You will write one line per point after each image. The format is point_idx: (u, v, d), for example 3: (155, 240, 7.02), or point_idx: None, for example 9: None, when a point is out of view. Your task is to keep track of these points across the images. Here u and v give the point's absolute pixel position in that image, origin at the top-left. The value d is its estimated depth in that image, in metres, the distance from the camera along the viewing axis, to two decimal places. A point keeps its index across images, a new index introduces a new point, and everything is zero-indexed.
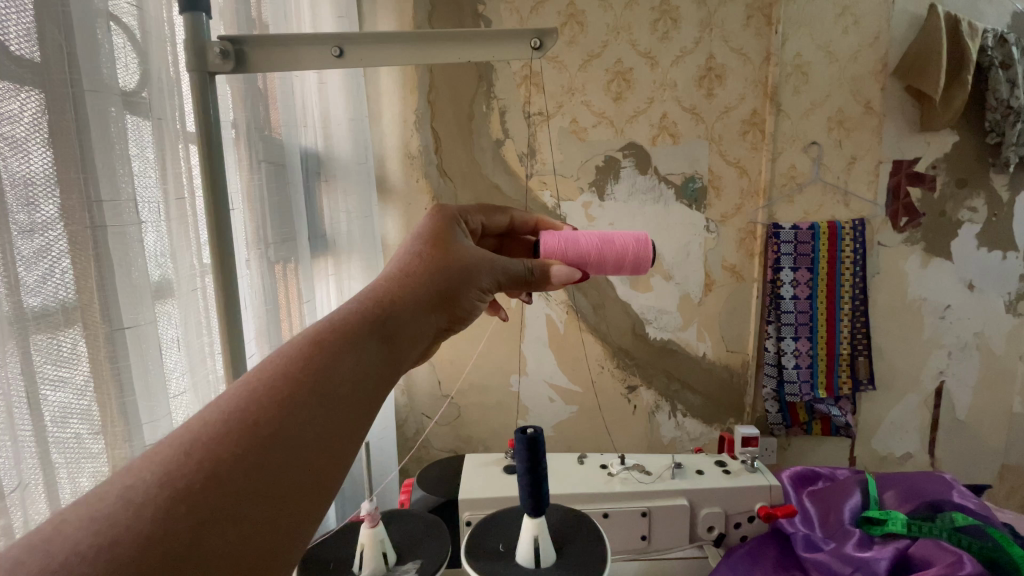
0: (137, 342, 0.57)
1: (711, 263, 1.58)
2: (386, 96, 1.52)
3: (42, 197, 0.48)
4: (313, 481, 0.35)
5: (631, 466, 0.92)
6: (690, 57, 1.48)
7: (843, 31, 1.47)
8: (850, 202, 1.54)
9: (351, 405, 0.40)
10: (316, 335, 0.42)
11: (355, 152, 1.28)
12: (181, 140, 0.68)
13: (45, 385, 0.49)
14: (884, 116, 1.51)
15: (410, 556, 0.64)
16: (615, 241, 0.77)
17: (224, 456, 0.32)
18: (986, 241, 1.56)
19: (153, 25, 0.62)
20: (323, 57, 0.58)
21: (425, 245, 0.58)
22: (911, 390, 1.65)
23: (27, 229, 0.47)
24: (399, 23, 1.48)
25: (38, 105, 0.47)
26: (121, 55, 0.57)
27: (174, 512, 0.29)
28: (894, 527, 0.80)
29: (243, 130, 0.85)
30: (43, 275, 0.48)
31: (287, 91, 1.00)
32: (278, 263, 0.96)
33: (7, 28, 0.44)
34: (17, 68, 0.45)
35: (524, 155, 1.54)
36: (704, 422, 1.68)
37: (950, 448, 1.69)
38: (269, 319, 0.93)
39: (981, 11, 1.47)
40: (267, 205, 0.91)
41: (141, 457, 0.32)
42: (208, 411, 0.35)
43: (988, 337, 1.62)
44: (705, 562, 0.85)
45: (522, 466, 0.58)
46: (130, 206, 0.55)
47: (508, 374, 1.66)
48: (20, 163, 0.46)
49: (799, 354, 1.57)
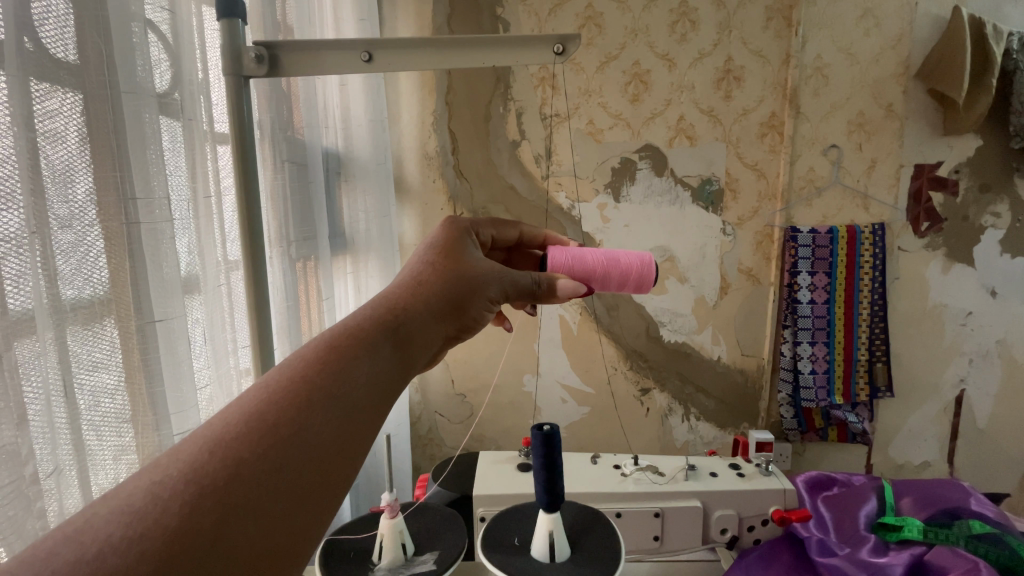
0: (167, 334, 0.58)
1: (728, 265, 1.57)
2: (406, 98, 1.54)
3: (80, 191, 0.50)
4: (327, 481, 0.36)
5: (644, 466, 0.92)
6: (709, 59, 1.47)
7: (864, 32, 1.45)
8: (870, 206, 1.52)
9: (363, 408, 0.41)
10: (331, 340, 0.43)
11: (375, 153, 1.30)
12: (208, 141, 0.70)
13: (81, 371, 0.51)
14: (905, 119, 1.48)
15: (428, 548, 0.66)
16: (620, 259, 0.78)
17: (246, 456, 0.34)
18: (1011, 247, 1.53)
19: (184, 28, 0.64)
20: (353, 62, 0.60)
21: (436, 255, 0.59)
22: (931, 397, 1.62)
23: (65, 223, 0.49)
24: (418, 27, 1.50)
25: (75, 103, 0.49)
26: (156, 60, 0.59)
27: (200, 507, 0.31)
28: (910, 533, 0.79)
29: (268, 131, 0.87)
30: (77, 267, 0.50)
31: (310, 91, 1.02)
32: (300, 260, 0.99)
33: (46, 31, 0.46)
34: (55, 69, 0.47)
35: (541, 156, 1.55)
36: (717, 425, 1.67)
37: (971, 458, 1.65)
38: (290, 316, 0.95)
39: (1005, 12, 1.44)
40: (290, 203, 0.93)
41: (167, 452, 0.34)
42: (231, 408, 0.37)
43: (1010, 345, 1.58)
44: (717, 565, 0.85)
45: (538, 462, 0.59)
46: (162, 204, 0.57)
47: (522, 374, 1.67)
48: (60, 158, 0.48)
49: (815, 359, 1.56)
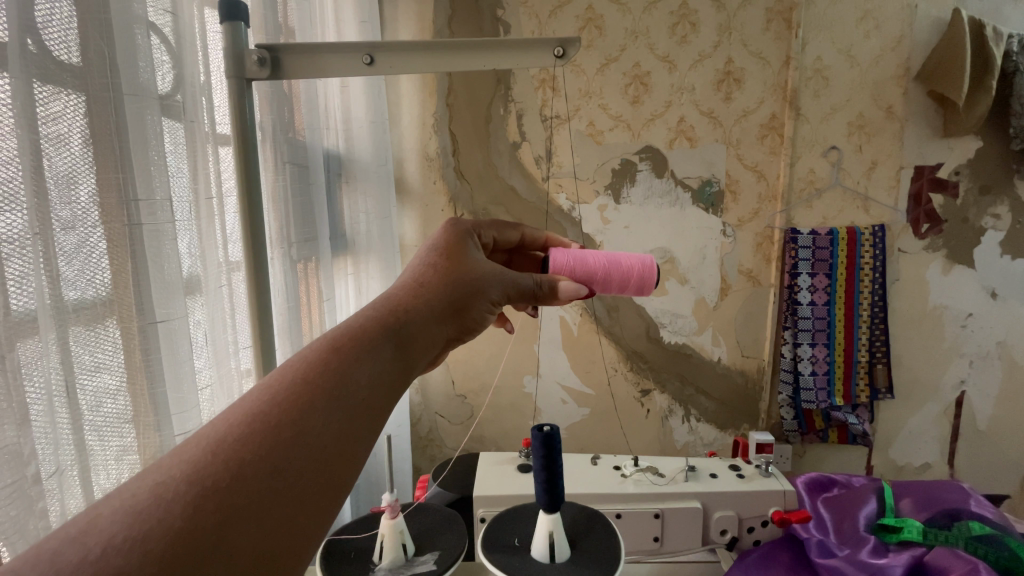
0: (168, 336, 0.59)
1: (728, 266, 1.57)
2: (406, 100, 1.55)
3: (83, 193, 0.50)
4: (328, 482, 0.37)
5: (644, 467, 0.92)
6: (709, 61, 1.48)
7: (864, 35, 1.45)
8: (870, 208, 1.53)
9: (365, 409, 0.41)
10: (334, 342, 0.43)
11: (375, 154, 1.31)
12: (210, 142, 0.71)
13: (83, 372, 0.51)
14: (906, 120, 1.49)
15: (428, 548, 0.66)
16: (622, 261, 0.78)
17: (248, 457, 0.34)
18: (1011, 249, 1.53)
19: (186, 30, 0.64)
20: (355, 65, 0.60)
21: (438, 257, 0.59)
22: (931, 399, 1.62)
23: (68, 225, 0.49)
24: (419, 29, 1.51)
25: (78, 106, 0.49)
26: (158, 62, 0.59)
27: (202, 508, 0.31)
28: (909, 534, 0.80)
29: (269, 133, 0.88)
30: (81, 269, 0.50)
31: (311, 93, 1.02)
32: (301, 262, 0.99)
33: (51, 34, 0.47)
34: (59, 72, 0.48)
35: (541, 158, 1.55)
36: (717, 427, 1.67)
37: (971, 459, 1.65)
38: (291, 317, 0.96)
39: (1005, 15, 1.45)
40: (291, 204, 0.94)
41: (170, 453, 0.34)
42: (234, 409, 0.37)
43: (1011, 347, 1.58)
44: (717, 566, 0.85)
45: (538, 463, 0.59)
46: (165, 205, 0.57)
47: (522, 375, 1.67)
48: (63, 161, 0.48)
49: (815, 361, 1.56)
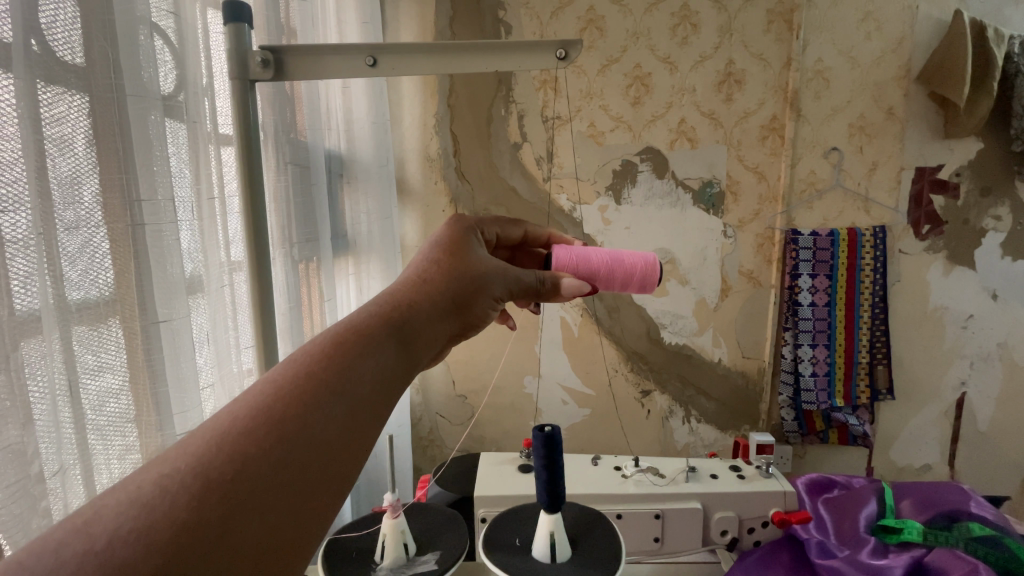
0: (170, 335, 0.59)
1: (728, 267, 1.58)
2: (408, 101, 1.55)
3: (86, 195, 0.51)
4: (331, 478, 0.37)
5: (644, 468, 0.93)
6: (710, 62, 1.48)
7: (865, 36, 1.46)
8: (871, 209, 1.53)
9: (367, 405, 0.41)
10: (338, 336, 0.43)
11: (376, 154, 1.31)
12: (212, 143, 0.71)
13: (86, 372, 0.52)
14: (907, 122, 1.49)
15: (430, 548, 0.66)
16: (625, 259, 0.78)
17: (252, 451, 0.34)
18: (1012, 250, 1.53)
19: (188, 31, 0.65)
20: (357, 66, 0.60)
21: (441, 253, 0.59)
22: (931, 400, 1.62)
23: (71, 226, 0.49)
24: (420, 30, 1.51)
25: (82, 107, 0.50)
26: (161, 63, 0.60)
27: (206, 501, 0.31)
28: (909, 535, 0.80)
29: (271, 133, 0.88)
30: (84, 271, 0.51)
31: (313, 94, 1.03)
32: (301, 262, 0.99)
33: (55, 35, 0.47)
34: (63, 72, 0.48)
35: (542, 159, 1.55)
36: (718, 428, 1.68)
37: (972, 461, 1.65)
38: (292, 317, 0.96)
39: (1006, 16, 1.45)
40: (292, 205, 0.94)
41: (175, 445, 0.34)
42: (238, 403, 0.37)
43: (1011, 348, 1.58)
44: (717, 566, 0.85)
45: (539, 462, 0.59)
46: (167, 206, 0.57)
47: (523, 375, 1.67)
48: (67, 163, 0.49)
49: (816, 362, 1.56)
